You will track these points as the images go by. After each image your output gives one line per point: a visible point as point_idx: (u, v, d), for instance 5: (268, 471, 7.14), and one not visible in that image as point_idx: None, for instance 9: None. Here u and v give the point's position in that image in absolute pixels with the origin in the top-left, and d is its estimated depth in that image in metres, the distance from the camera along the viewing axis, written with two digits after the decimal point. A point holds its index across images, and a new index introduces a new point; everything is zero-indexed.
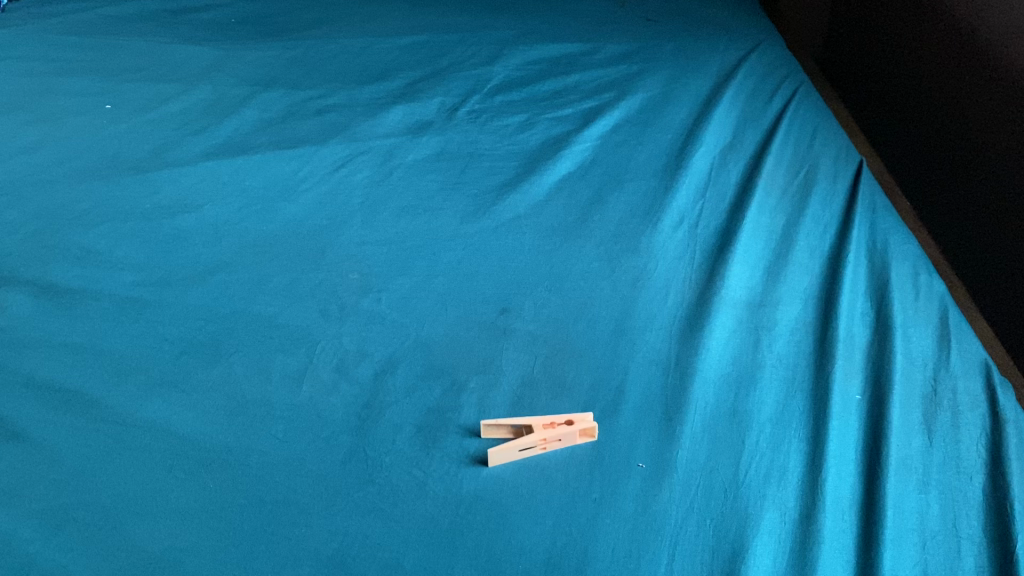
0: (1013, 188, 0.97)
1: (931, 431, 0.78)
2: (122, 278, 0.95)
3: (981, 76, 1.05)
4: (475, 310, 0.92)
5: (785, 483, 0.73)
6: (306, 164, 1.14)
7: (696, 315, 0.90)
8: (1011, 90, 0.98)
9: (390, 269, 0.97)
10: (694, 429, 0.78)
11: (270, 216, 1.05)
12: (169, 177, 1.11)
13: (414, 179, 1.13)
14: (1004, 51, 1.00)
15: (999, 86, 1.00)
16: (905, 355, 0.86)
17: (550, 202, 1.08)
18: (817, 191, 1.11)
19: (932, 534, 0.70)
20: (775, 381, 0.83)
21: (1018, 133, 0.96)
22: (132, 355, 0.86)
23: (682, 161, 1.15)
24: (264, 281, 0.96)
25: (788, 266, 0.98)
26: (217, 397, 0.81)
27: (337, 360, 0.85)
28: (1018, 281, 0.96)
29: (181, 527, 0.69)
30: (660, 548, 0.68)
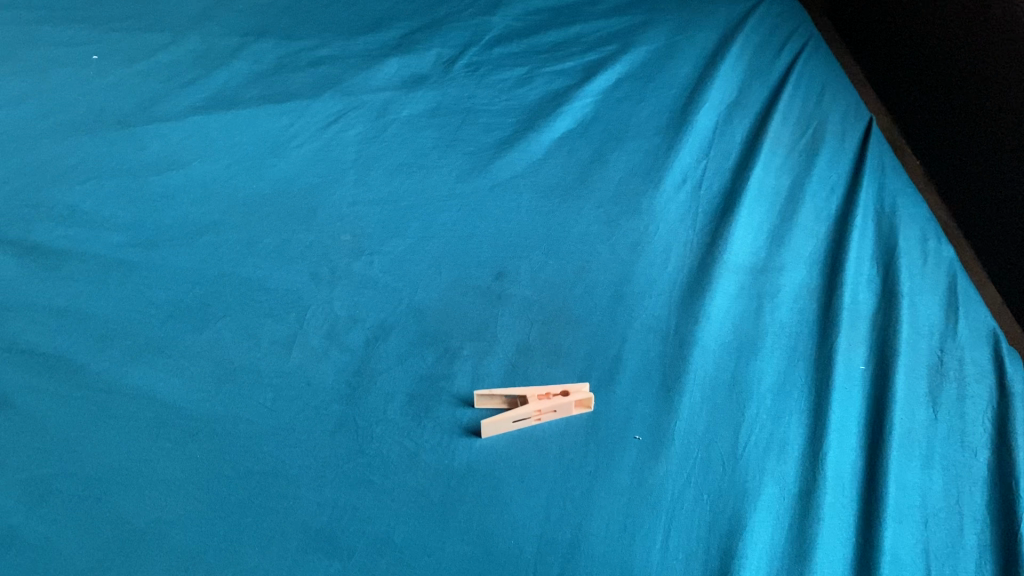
0: None
1: (936, 403, 0.76)
2: (108, 238, 0.93)
3: (998, 30, 1.01)
4: (470, 273, 0.89)
5: (784, 456, 0.72)
6: (298, 119, 1.11)
7: (697, 280, 0.88)
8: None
9: (383, 231, 0.95)
10: (693, 399, 0.76)
11: (260, 174, 1.02)
12: (157, 132, 1.08)
13: (409, 135, 1.09)
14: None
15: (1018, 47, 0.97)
16: (911, 323, 0.84)
17: (549, 161, 1.05)
18: (823, 151, 1.07)
19: (934, 510, 0.68)
20: (777, 350, 0.81)
21: None
22: (117, 319, 0.84)
23: (686, 118, 1.11)
24: (254, 242, 0.93)
25: (793, 229, 0.95)
26: (204, 362, 0.79)
27: (328, 326, 0.83)
28: None
29: (167, 499, 0.68)
30: (656, 524, 0.67)
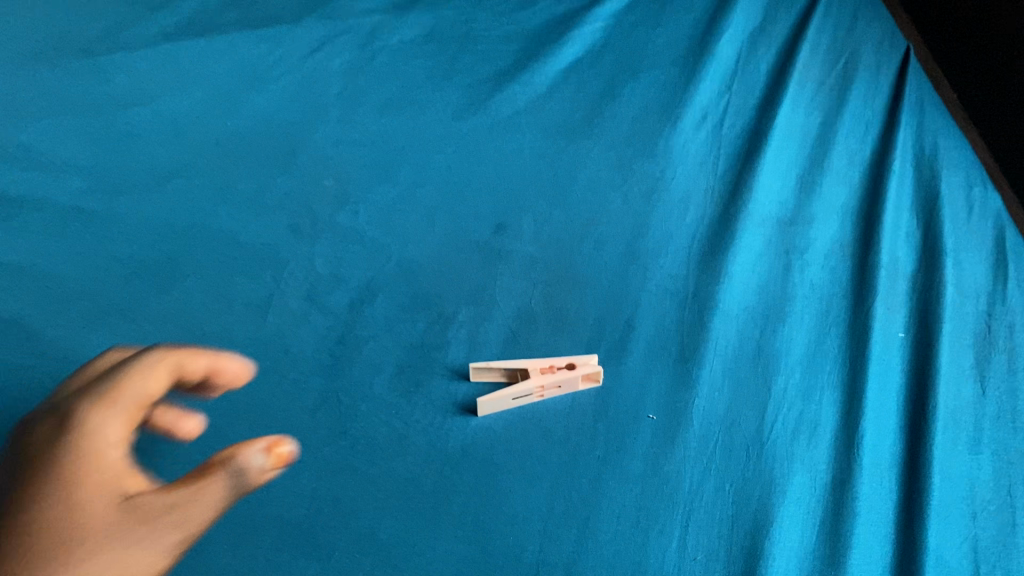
0: None
1: (984, 378, 0.69)
2: (68, 183, 0.83)
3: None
4: (467, 227, 0.81)
5: (816, 440, 0.64)
6: (278, 46, 1.00)
7: (718, 236, 0.79)
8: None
9: (370, 175, 0.86)
10: (713, 373, 0.68)
11: (236, 110, 0.93)
12: (124, 61, 0.95)
13: (400, 65, 0.99)
14: None
15: None
16: (956, 285, 0.75)
17: (554, 96, 0.95)
18: (857, 84, 0.97)
19: (983, 503, 0.61)
20: (808, 315, 0.73)
21: None
22: (75, 277, 0.75)
23: (707, 44, 1.00)
24: (229, 188, 0.84)
25: (824, 175, 0.86)
26: (171, 328, 0.72)
27: (309, 285, 0.75)
28: None
29: None
30: (673, 519, 0.60)
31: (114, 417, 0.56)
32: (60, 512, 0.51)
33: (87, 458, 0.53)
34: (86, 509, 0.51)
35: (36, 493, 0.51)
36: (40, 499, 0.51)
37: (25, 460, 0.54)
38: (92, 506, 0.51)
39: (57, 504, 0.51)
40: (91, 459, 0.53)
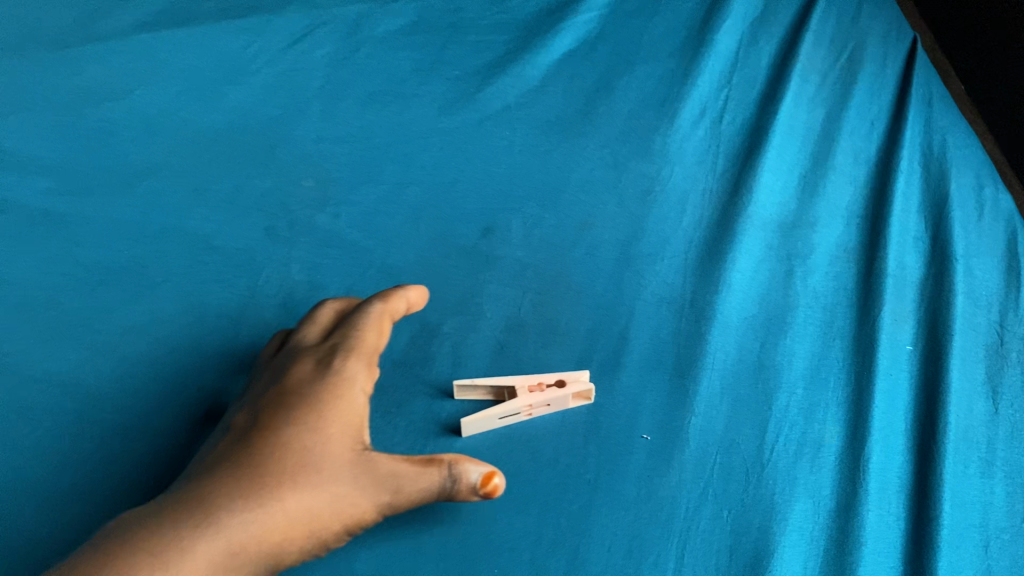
0: None
1: (996, 395, 0.65)
2: (34, 184, 0.79)
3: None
4: (453, 230, 0.77)
5: (819, 462, 0.61)
6: (257, 37, 0.95)
7: (717, 241, 0.75)
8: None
9: (353, 174, 0.82)
10: (711, 390, 0.65)
11: (213, 105, 0.88)
12: (96, 53, 0.91)
13: (385, 56, 0.94)
14: None
15: None
16: (967, 293, 0.72)
17: (546, 89, 0.91)
18: (862, 77, 0.93)
19: (995, 531, 0.58)
20: (811, 326, 0.69)
21: None
22: (40, 286, 0.71)
23: (707, 34, 0.95)
24: (204, 189, 0.80)
25: (828, 175, 0.82)
26: (140, 342, 0.69)
27: (285, 293, 0.73)
28: None
29: (95, 513, 0.58)
30: (668, 548, 0.57)
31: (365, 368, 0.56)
32: (321, 443, 0.50)
33: (341, 406, 0.53)
34: (338, 451, 0.51)
35: (294, 417, 0.51)
36: (307, 427, 0.51)
37: (260, 404, 0.54)
38: (337, 447, 0.51)
39: (318, 434, 0.51)
40: (340, 405, 0.53)
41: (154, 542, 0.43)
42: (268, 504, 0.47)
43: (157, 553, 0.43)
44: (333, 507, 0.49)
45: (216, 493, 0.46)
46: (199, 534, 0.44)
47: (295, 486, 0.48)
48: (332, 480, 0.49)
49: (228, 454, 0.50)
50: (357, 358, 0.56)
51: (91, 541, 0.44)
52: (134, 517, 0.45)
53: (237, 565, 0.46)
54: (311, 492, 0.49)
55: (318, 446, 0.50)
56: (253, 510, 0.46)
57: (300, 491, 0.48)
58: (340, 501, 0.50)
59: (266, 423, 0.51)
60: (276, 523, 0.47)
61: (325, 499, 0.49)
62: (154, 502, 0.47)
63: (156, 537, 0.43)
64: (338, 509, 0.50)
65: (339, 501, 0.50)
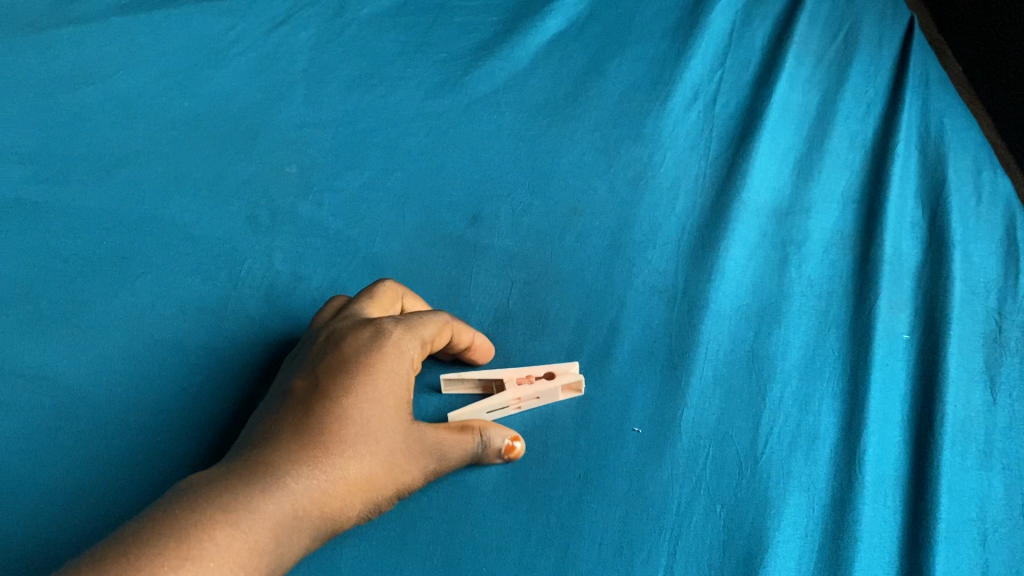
0: None
1: (994, 384, 0.64)
2: (10, 172, 0.77)
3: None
4: (439, 217, 0.76)
5: (814, 455, 0.60)
6: (239, 21, 0.92)
7: (710, 227, 0.74)
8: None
9: (337, 161, 0.80)
10: (704, 381, 0.63)
11: (193, 90, 0.86)
12: (73, 37, 0.88)
13: (370, 39, 0.92)
14: None
15: None
16: (965, 280, 0.70)
17: (536, 72, 0.89)
18: (859, 57, 0.90)
19: (993, 524, 0.57)
20: (806, 314, 0.68)
21: None
22: (16, 278, 0.70)
23: (699, 14, 0.92)
24: (184, 176, 0.78)
25: (823, 159, 0.80)
26: (117, 335, 0.67)
27: (268, 284, 0.71)
28: None
29: (68, 515, 0.57)
30: (659, 544, 0.55)
31: (421, 337, 0.56)
32: (377, 410, 0.50)
33: (396, 372, 0.52)
34: (393, 418, 0.51)
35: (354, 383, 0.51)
36: (363, 392, 0.50)
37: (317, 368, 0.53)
38: (391, 413, 0.51)
39: (376, 401, 0.50)
40: (394, 371, 0.52)
41: (229, 503, 0.44)
42: (329, 471, 0.47)
43: (229, 513, 0.43)
44: (385, 473, 0.50)
45: (277, 461, 0.46)
46: (269, 499, 0.45)
47: (353, 454, 0.48)
48: (386, 447, 0.50)
49: (288, 419, 0.50)
50: (412, 326, 0.56)
51: (161, 502, 0.44)
52: (203, 479, 0.45)
53: (303, 530, 0.46)
54: (367, 459, 0.49)
55: (375, 412, 0.50)
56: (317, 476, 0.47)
57: (359, 459, 0.49)
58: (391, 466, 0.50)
59: (322, 386, 0.51)
60: (336, 490, 0.47)
61: (378, 466, 0.50)
62: (218, 468, 0.47)
63: (230, 499, 0.44)
64: (390, 474, 0.50)
65: (390, 468, 0.50)
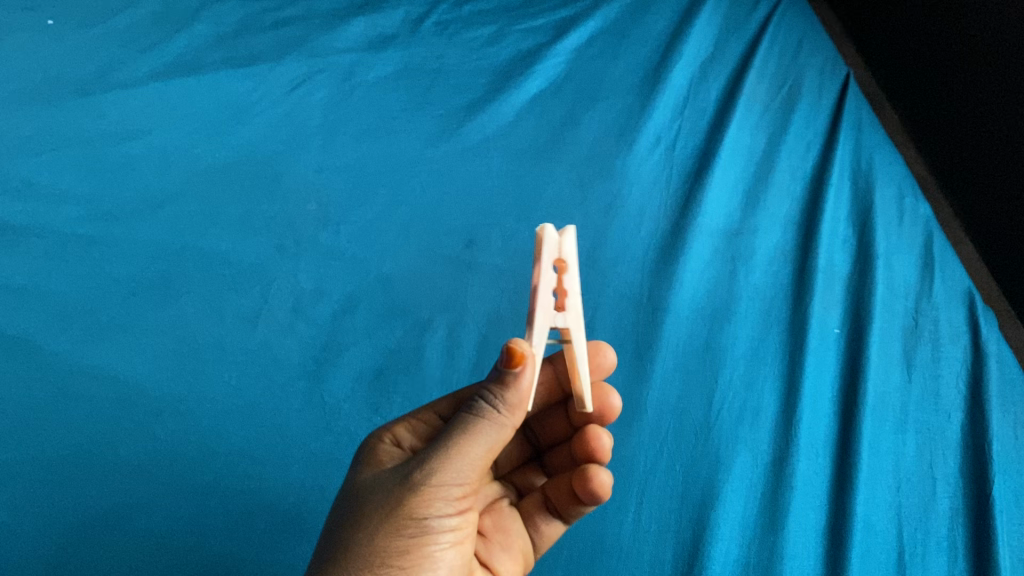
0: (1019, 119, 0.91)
1: (910, 365, 0.76)
2: (68, 212, 0.88)
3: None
4: (440, 241, 0.89)
5: (758, 424, 0.72)
6: (260, 84, 1.04)
7: (670, 246, 0.86)
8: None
9: (350, 198, 0.93)
10: (666, 368, 0.75)
11: (223, 141, 0.98)
12: (116, 100, 1.00)
13: (376, 98, 1.04)
14: None
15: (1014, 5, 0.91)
16: (887, 284, 0.83)
17: (520, 123, 1.02)
18: (801, 106, 1.04)
19: (907, 474, 0.70)
20: (751, 315, 0.80)
21: None
22: (77, 295, 0.81)
23: (661, 73, 1.07)
24: (218, 212, 0.90)
25: (768, 190, 0.93)
26: (167, 340, 0.78)
27: (295, 299, 0.83)
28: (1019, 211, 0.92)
29: (130, 483, 0.69)
30: (628, 495, 0.67)
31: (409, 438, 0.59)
32: (362, 493, 0.51)
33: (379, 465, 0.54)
34: (364, 486, 0.51)
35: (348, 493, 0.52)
36: (352, 491, 0.52)
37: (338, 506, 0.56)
38: (376, 485, 0.51)
39: (362, 490, 0.51)
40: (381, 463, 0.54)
41: None
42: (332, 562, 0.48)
43: None
44: (365, 532, 0.48)
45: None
46: None
47: (344, 539, 0.49)
48: (354, 513, 0.49)
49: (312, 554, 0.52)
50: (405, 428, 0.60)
51: None
52: None
53: None
54: (339, 536, 0.49)
55: (348, 496, 0.52)
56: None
57: (352, 537, 0.48)
58: (377, 510, 0.48)
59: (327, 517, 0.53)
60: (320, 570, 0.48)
61: (353, 529, 0.48)
62: None
63: None
64: (373, 525, 0.48)
65: (369, 523, 0.48)
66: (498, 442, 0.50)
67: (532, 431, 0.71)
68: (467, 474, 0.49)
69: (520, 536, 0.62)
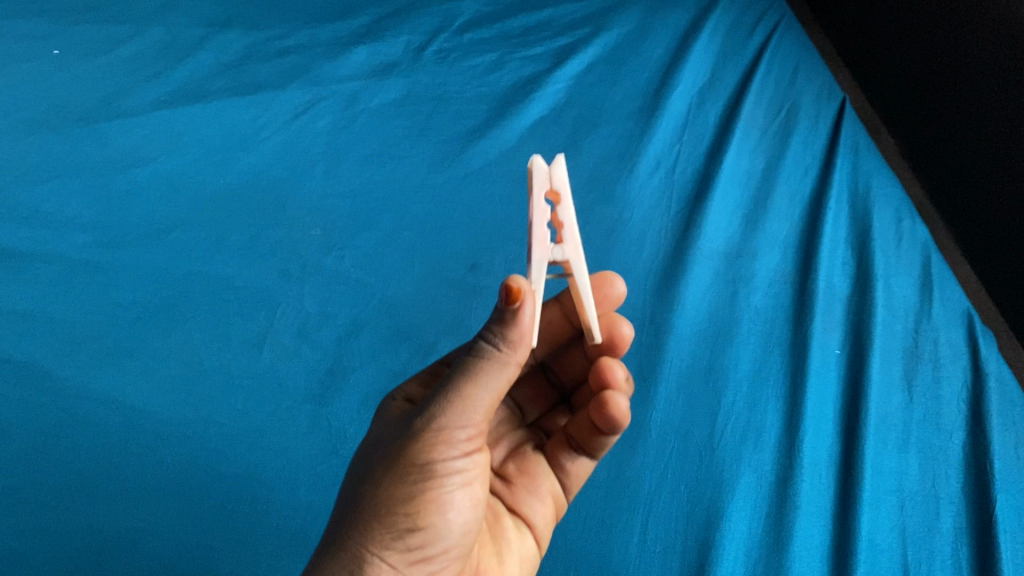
0: (1014, 145, 0.93)
1: (911, 386, 0.77)
2: (74, 239, 0.89)
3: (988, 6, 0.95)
4: (443, 266, 0.90)
5: (761, 445, 0.72)
6: (263, 111, 1.05)
7: (672, 268, 0.87)
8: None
9: (354, 224, 0.94)
10: (669, 389, 0.76)
11: (227, 168, 0.99)
12: (121, 128, 1.01)
13: (379, 125, 1.06)
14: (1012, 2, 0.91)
15: (1006, 36, 0.92)
16: (886, 305, 0.84)
17: (522, 148, 1.03)
18: (798, 130, 1.05)
19: (910, 493, 0.70)
20: (753, 336, 0.81)
21: None
22: (84, 321, 0.82)
23: (660, 99, 1.08)
24: (222, 238, 0.91)
25: (767, 213, 0.95)
26: (174, 365, 0.79)
27: (300, 323, 0.84)
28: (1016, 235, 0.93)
29: (137, 509, 0.69)
30: (634, 516, 0.67)
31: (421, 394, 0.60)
32: (374, 448, 0.52)
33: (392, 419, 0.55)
34: (376, 443, 0.52)
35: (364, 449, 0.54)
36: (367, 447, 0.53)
37: None
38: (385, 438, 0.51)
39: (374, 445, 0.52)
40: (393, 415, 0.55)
41: None
42: (347, 517, 0.49)
43: None
44: (373, 485, 0.49)
45: (316, 545, 0.50)
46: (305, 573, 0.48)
47: (355, 494, 0.50)
48: (364, 469, 0.50)
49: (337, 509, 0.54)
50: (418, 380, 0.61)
51: None
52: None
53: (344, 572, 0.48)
54: (352, 493, 0.50)
55: (363, 453, 0.53)
56: (338, 531, 0.49)
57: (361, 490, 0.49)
58: (382, 462, 0.49)
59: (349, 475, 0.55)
60: (337, 526, 0.50)
61: (363, 485, 0.49)
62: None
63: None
64: (379, 476, 0.49)
65: (375, 476, 0.49)
66: (500, 381, 0.49)
67: (553, 374, 0.72)
68: (469, 416, 0.48)
69: (546, 479, 0.65)
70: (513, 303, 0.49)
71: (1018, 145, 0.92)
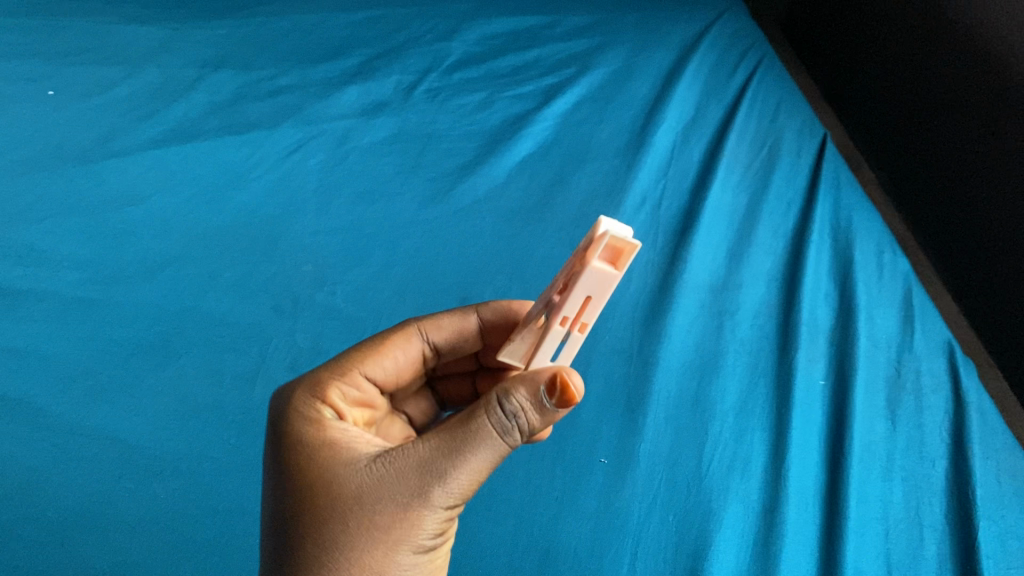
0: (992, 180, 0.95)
1: (895, 415, 0.79)
2: (68, 277, 0.90)
3: (970, 42, 0.98)
4: (434, 300, 0.91)
5: (748, 474, 0.73)
6: (256, 150, 1.07)
7: (659, 301, 0.89)
8: (1006, 76, 0.92)
9: (346, 260, 0.95)
10: (657, 420, 0.77)
11: (220, 206, 1.00)
12: (115, 167, 1.03)
13: (370, 162, 1.08)
14: (990, 46, 0.95)
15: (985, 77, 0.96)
16: (869, 336, 0.86)
17: (511, 184, 1.05)
18: (780, 166, 1.08)
19: (895, 520, 0.71)
20: (739, 368, 0.82)
21: (1002, 130, 0.93)
22: (78, 358, 0.82)
23: (645, 136, 1.10)
24: (214, 275, 0.92)
25: (751, 247, 0.96)
26: (168, 401, 0.80)
27: (291, 358, 0.85)
28: (995, 268, 0.96)
29: (131, 543, 0.69)
30: (624, 546, 0.68)
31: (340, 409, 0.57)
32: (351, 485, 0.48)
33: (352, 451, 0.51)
34: (349, 482, 0.48)
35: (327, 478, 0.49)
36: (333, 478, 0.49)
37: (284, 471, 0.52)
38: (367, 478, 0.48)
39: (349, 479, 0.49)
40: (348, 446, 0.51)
41: None
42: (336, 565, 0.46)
43: None
44: (370, 543, 0.47)
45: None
46: None
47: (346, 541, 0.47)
48: (354, 518, 0.47)
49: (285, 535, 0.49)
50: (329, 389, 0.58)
51: None
52: None
53: None
54: (339, 543, 0.47)
55: (329, 488, 0.49)
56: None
57: (355, 541, 0.47)
58: (383, 515, 0.47)
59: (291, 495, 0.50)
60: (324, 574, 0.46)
61: (357, 540, 0.47)
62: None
63: None
64: (377, 532, 0.47)
65: (371, 530, 0.47)
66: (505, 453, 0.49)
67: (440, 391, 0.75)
68: (472, 486, 0.48)
69: None
70: (563, 401, 0.48)
71: (995, 180, 0.95)
